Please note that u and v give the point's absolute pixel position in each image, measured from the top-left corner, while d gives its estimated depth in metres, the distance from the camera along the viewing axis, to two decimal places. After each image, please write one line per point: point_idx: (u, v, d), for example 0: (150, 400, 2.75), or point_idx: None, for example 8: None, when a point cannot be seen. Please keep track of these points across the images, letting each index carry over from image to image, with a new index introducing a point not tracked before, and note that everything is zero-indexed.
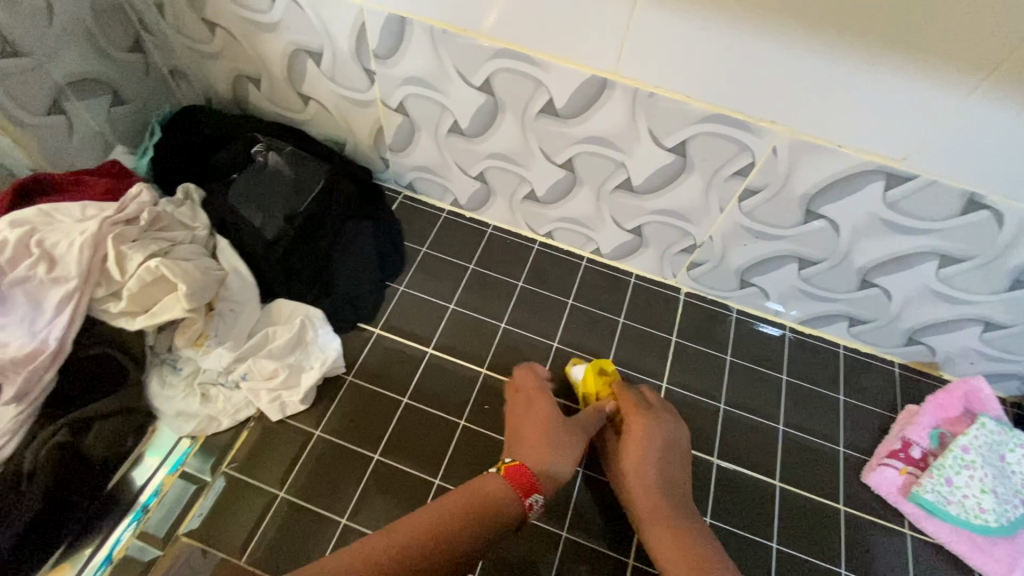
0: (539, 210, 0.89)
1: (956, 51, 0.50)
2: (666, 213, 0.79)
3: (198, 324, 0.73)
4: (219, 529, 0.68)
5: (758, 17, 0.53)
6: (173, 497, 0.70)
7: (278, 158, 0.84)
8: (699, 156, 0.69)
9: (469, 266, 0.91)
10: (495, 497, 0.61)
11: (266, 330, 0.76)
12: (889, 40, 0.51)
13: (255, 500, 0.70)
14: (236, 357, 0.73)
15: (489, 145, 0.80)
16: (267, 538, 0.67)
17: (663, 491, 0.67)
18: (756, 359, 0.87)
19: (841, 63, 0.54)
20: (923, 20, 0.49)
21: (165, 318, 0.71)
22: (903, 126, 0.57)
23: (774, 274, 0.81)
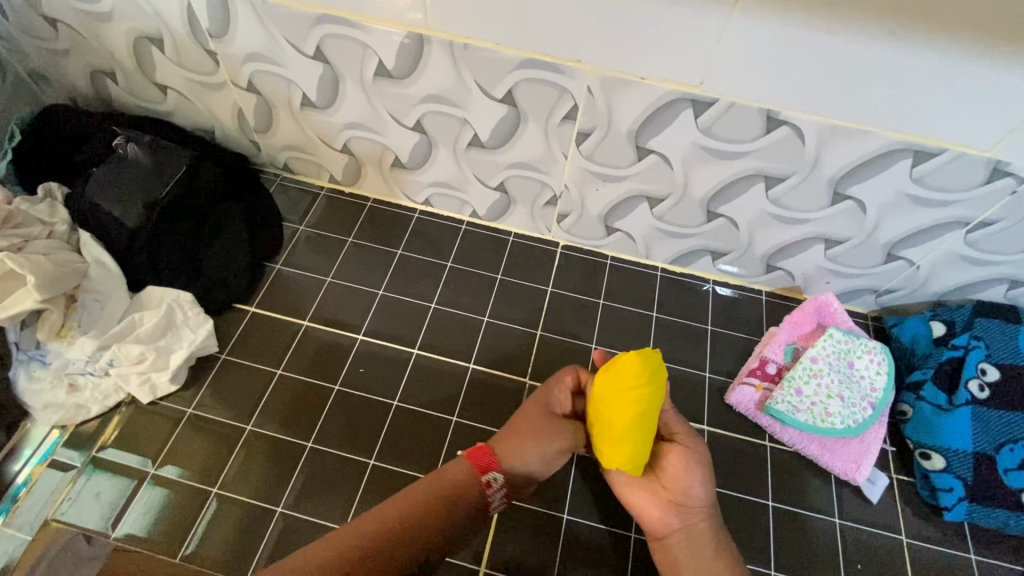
0: (409, 177, 0.91)
1: None
2: (519, 166, 0.81)
3: (55, 315, 0.74)
4: (89, 511, 0.69)
5: None
6: (44, 485, 0.71)
7: (136, 148, 0.84)
8: (528, 104, 0.71)
9: (348, 240, 0.93)
10: (452, 481, 0.60)
11: (133, 316, 0.77)
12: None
13: (124, 480, 0.71)
14: (99, 345, 0.74)
15: (342, 116, 0.82)
16: (137, 513, 0.69)
17: (687, 536, 0.62)
18: (628, 300, 0.90)
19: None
20: None
21: (20, 309, 0.71)
22: (689, 51, 0.60)
23: (632, 216, 0.85)
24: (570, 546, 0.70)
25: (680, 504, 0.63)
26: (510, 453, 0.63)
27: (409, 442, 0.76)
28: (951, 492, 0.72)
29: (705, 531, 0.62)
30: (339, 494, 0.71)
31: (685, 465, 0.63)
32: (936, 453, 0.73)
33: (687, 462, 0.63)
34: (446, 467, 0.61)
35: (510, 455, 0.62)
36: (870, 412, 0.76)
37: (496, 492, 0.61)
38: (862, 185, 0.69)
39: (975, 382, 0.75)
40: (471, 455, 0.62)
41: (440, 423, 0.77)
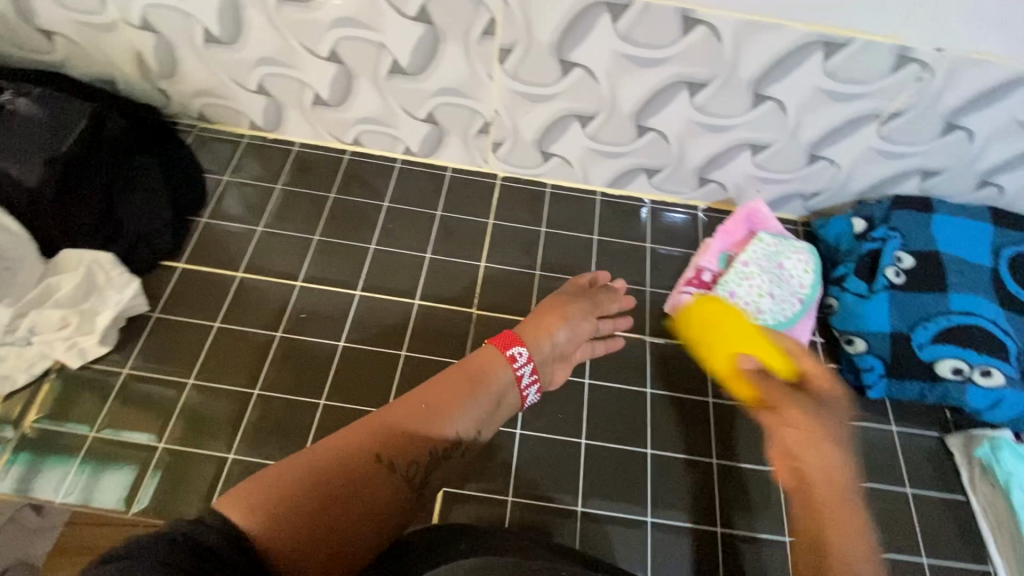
0: (331, 115, 0.95)
1: None
2: (450, 92, 0.88)
3: None
4: (26, 479, 0.72)
5: None
6: None
7: (28, 103, 0.85)
8: (443, 20, 0.79)
9: (278, 187, 0.97)
10: (474, 368, 0.69)
11: (49, 281, 0.79)
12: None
13: (55, 443, 0.75)
14: (17, 312, 0.76)
15: (255, 50, 0.86)
16: (75, 475, 0.73)
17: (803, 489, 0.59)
18: (565, 224, 0.98)
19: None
20: None
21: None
22: None
23: (564, 138, 0.92)
24: None
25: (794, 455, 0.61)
26: (532, 331, 0.76)
27: (353, 377, 0.81)
28: (873, 370, 0.85)
29: (829, 483, 0.58)
30: (289, 422, 0.77)
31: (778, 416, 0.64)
32: (858, 338, 0.87)
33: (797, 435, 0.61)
34: (469, 358, 0.70)
35: (533, 336, 0.76)
36: (798, 306, 0.88)
37: (523, 365, 0.72)
38: (779, 83, 0.80)
39: (892, 270, 0.88)
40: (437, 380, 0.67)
41: (387, 359, 0.82)
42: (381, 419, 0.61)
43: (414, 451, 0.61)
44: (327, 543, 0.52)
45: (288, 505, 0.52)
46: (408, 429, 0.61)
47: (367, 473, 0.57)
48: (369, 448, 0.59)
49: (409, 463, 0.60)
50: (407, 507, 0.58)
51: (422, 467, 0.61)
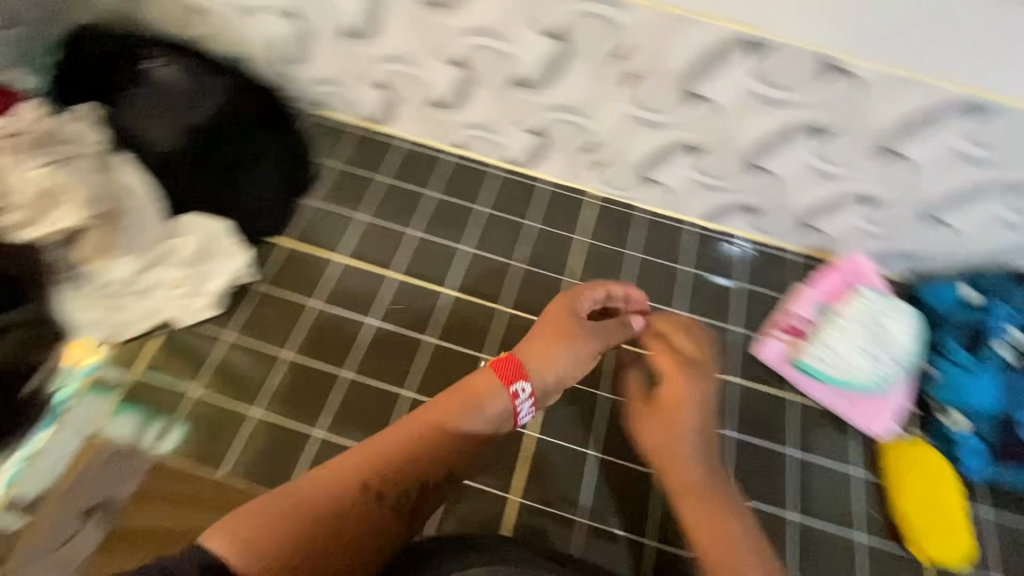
0: (444, 118, 0.90)
1: None
2: (559, 108, 0.80)
3: (99, 232, 0.74)
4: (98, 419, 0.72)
5: None
6: (65, 397, 0.72)
7: (172, 69, 0.83)
8: (583, 41, 0.71)
9: (383, 180, 0.92)
10: None
11: (171, 242, 0.78)
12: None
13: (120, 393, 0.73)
14: (143, 267, 0.76)
15: (382, 46, 0.81)
16: (139, 414, 0.72)
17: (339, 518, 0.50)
18: (666, 255, 0.89)
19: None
20: None
21: (65, 224, 0.71)
22: None
23: (674, 169, 0.83)
24: (602, 478, 0.73)
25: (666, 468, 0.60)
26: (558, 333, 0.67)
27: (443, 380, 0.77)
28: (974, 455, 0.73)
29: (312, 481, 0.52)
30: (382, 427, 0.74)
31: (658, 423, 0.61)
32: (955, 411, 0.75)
33: (558, 310, 0.66)
34: None
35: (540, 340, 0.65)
36: (898, 370, 0.77)
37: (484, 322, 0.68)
38: (916, 146, 0.70)
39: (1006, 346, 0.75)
40: (496, 367, 0.62)
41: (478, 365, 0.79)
42: (380, 442, 0.55)
43: (386, 452, 0.55)
44: (336, 548, 0.49)
45: (298, 537, 0.48)
46: (392, 444, 0.55)
47: (335, 543, 0.49)
48: (344, 485, 0.52)
49: (377, 494, 0.53)
50: (397, 527, 0.54)
51: (405, 501, 0.55)
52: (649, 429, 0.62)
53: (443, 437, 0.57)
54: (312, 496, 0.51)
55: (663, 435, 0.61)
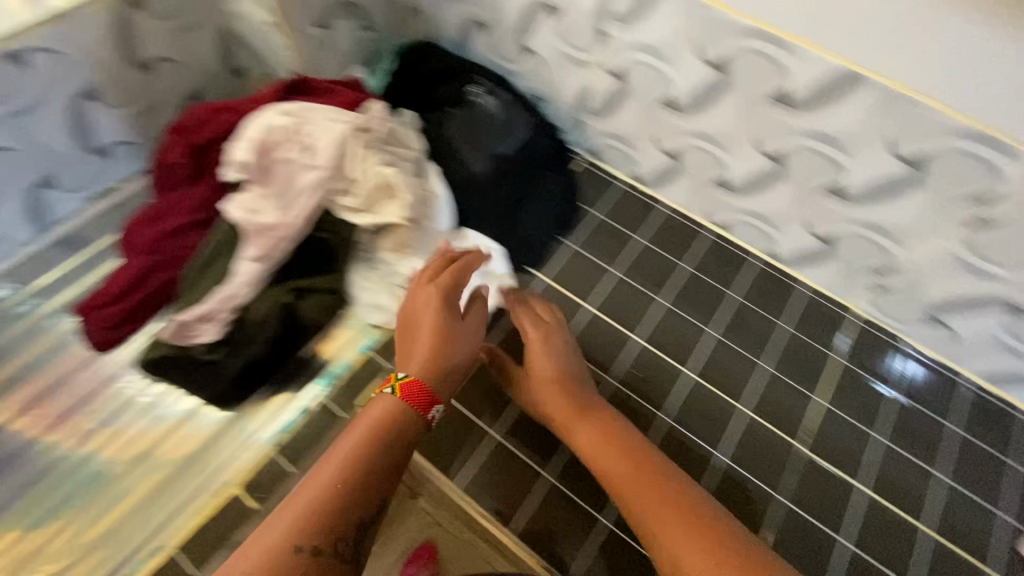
0: (724, 200, 0.89)
1: None
2: (868, 227, 0.77)
3: (404, 231, 0.81)
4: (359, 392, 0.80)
5: None
6: (343, 364, 0.82)
7: (495, 102, 0.94)
8: (938, 175, 0.66)
9: (640, 240, 0.95)
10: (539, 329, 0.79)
11: None
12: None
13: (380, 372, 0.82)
14: None
15: (699, 123, 0.82)
16: None
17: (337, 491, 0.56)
18: (922, 400, 0.84)
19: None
20: None
21: (386, 220, 0.79)
22: None
23: (972, 319, 0.77)
24: None
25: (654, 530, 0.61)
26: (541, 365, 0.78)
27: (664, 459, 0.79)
28: None
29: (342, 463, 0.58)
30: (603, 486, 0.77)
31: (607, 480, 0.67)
32: None
33: (433, 292, 0.71)
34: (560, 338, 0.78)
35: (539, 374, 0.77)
36: None
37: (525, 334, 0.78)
38: None
39: None
40: (405, 392, 0.63)
41: (702, 456, 0.79)
42: (328, 471, 0.57)
43: (354, 476, 0.57)
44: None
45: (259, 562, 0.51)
46: (356, 473, 0.57)
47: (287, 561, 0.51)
48: (306, 508, 0.54)
49: (332, 540, 0.54)
50: (344, 558, 0.54)
51: (360, 527, 0.57)
52: (640, 491, 0.64)
53: (397, 435, 0.60)
54: (294, 507, 0.55)
55: (637, 493, 0.64)
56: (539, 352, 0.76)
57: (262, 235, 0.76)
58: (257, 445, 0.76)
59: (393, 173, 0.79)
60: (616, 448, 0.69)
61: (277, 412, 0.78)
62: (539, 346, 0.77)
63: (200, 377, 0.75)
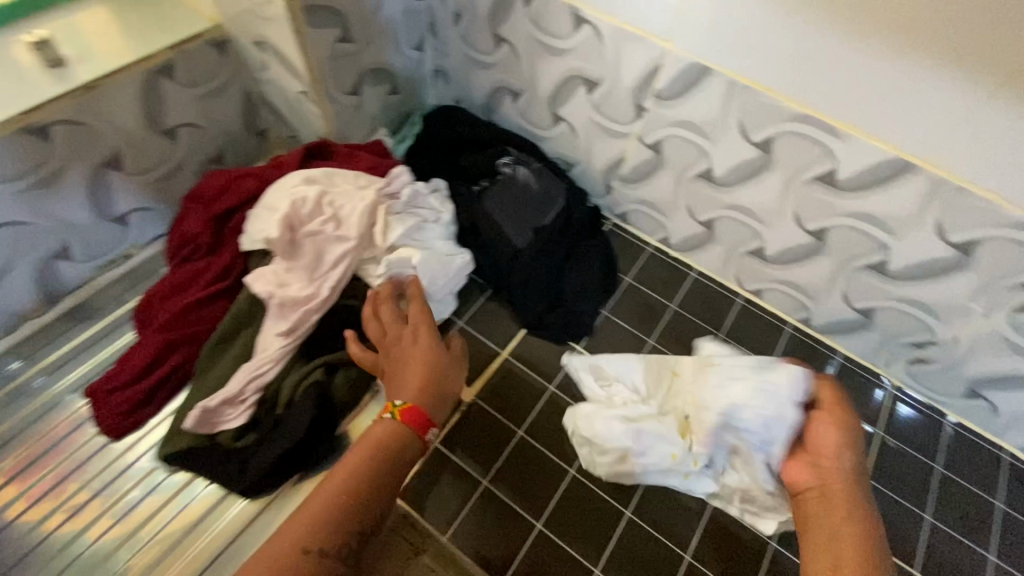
0: (760, 268, 0.88)
1: None
2: (911, 304, 0.76)
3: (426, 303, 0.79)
4: None
5: None
6: None
7: (527, 172, 0.90)
8: (986, 259, 0.66)
9: (671, 306, 0.93)
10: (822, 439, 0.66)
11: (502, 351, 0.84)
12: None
13: None
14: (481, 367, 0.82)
15: (737, 196, 0.81)
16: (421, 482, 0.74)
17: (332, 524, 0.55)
18: (968, 476, 0.81)
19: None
20: None
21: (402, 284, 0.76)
22: None
23: (1017, 394, 0.76)
24: None
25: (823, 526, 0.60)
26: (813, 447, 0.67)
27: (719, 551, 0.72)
28: None
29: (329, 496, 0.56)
30: None
31: (809, 496, 0.63)
32: None
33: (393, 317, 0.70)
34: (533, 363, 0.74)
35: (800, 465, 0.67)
36: None
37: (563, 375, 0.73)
38: None
39: None
40: (404, 415, 0.61)
41: (759, 546, 0.73)
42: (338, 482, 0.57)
43: (347, 489, 0.57)
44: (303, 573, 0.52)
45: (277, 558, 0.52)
46: (349, 483, 0.57)
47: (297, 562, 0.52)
48: (331, 516, 0.55)
49: (341, 544, 0.55)
50: (345, 565, 0.55)
51: (363, 532, 0.57)
52: (828, 518, 0.60)
53: (384, 462, 0.59)
54: (312, 516, 0.55)
55: (835, 507, 0.61)
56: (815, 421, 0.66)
57: (288, 307, 0.74)
58: None
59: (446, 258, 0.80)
60: (839, 459, 0.63)
61: None
62: (838, 419, 0.66)
63: (227, 472, 0.69)
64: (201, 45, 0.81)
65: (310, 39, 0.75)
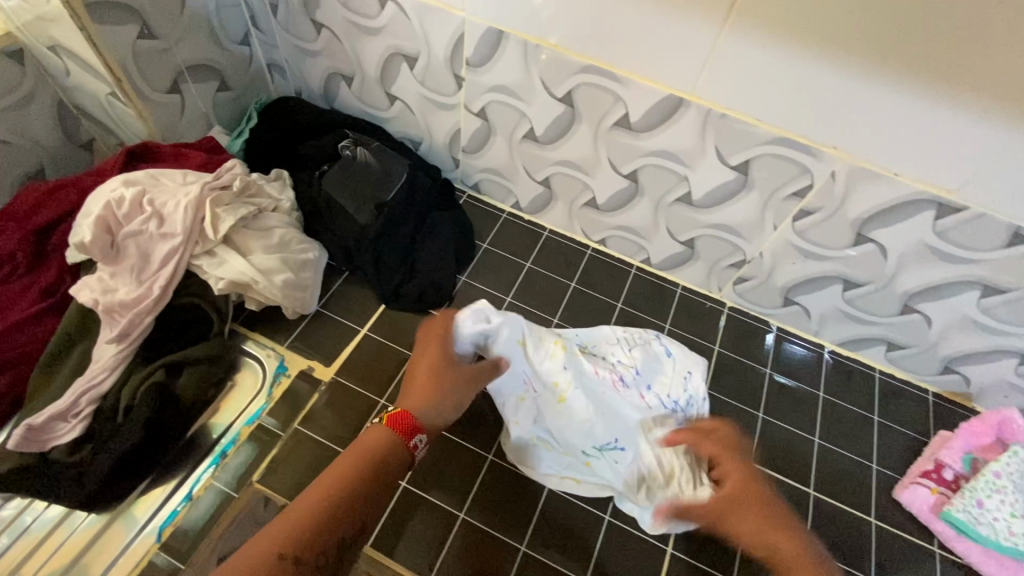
0: (597, 217, 0.95)
1: (982, 86, 0.56)
2: (720, 228, 0.84)
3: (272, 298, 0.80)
4: (243, 469, 0.73)
5: (815, 44, 0.59)
6: (231, 439, 0.75)
7: (366, 152, 0.92)
8: (760, 177, 0.74)
9: (526, 264, 0.98)
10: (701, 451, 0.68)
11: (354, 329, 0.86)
12: (927, 72, 0.57)
13: (259, 440, 0.75)
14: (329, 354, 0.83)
15: (561, 152, 0.87)
16: (279, 463, 0.73)
17: (317, 525, 0.51)
18: (794, 375, 0.91)
19: (892, 91, 0.60)
20: (966, 57, 0.54)
21: (243, 274, 0.77)
22: (943, 153, 0.62)
23: (819, 295, 0.86)
24: None
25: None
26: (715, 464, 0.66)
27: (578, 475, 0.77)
28: None
29: (333, 486, 0.54)
30: (521, 516, 0.73)
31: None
32: None
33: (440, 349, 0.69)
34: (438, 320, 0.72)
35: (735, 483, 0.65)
36: None
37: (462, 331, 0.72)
38: None
39: None
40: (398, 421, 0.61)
41: None
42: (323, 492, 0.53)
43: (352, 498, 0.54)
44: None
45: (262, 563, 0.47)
46: (340, 495, 0.53)
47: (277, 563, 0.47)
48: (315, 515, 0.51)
49: (319, 553, 0.49)
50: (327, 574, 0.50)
51: (343, 542, 0.52)
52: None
53: (380, 464, 0.57)
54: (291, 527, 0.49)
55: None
56: (723, 501, 0.62)
57: (116, 312, 0.72)
58: (139, 548, 0.67)
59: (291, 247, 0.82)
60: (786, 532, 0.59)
61: (158, 505, 0.70)
62: (735, 484, 0.63)
63: (59, 487, 0.66)
64: None
65: (102, 36, 0.73)
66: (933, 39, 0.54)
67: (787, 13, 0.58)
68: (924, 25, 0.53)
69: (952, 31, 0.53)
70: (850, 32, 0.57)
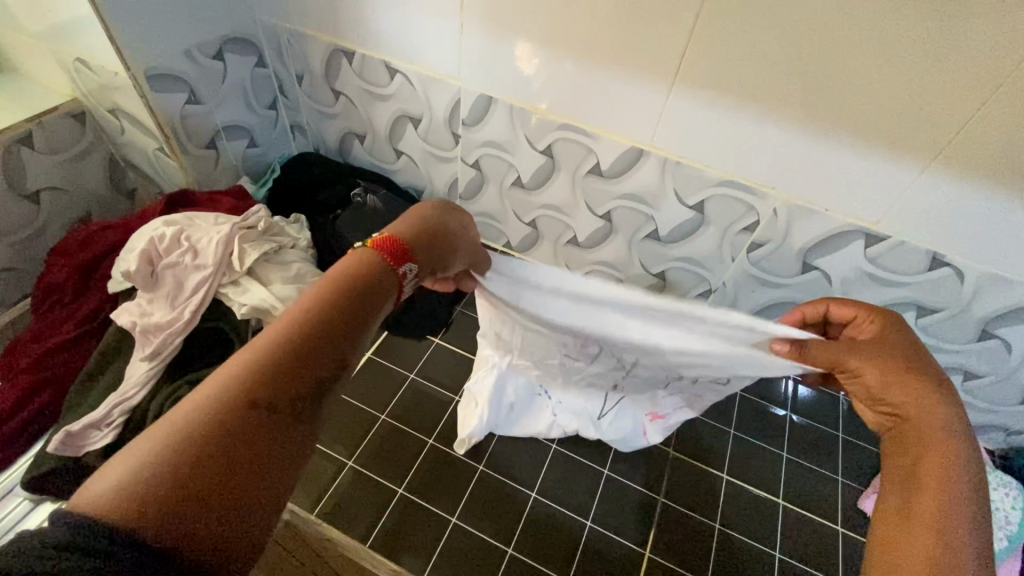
0: (578, 253, 1.06)
1: (880, 137, 0.68)
2: (686, 260, 0.95)
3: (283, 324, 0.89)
4: None
5: (744, 105, 0.73)
6: None
7: (375, 199, 1.05)
8: (714, 214, 0.86)
9: None
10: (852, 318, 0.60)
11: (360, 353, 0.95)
12: (835, 125, 0.69)
13: None
14: None
15: (545, 197, 0.99)
16: None
17: (258, 398, 0.40)
18: (766, 394, 0.98)
19: (810, 141, 0.72)
20: (864, 114, 0.67)
21: (260, 301, 0.86)
22: (863, 192, 0.74)
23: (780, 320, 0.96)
24: None
25: (914, 483, 0.47)
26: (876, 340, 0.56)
27: (560, 482, 0.83)
28: None
29: (306, 330, 0.44)
30: (508, 519, 0.79)
31: (894, 435, 0.52)
32: None
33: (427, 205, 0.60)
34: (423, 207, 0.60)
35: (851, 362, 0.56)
36: (1005, 544, 0.78)
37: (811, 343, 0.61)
38: (1010, 328, 0.78)
39: None
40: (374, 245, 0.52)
41: (593, 473, 0.84)
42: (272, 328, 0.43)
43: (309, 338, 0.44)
44: (219, 492, 0.36)
45: (208, 443, 0.36)
46: (296, 335, 0.44)
47: (231, 422, 0.38)
48: (285, 353, 0.42)
49: (264, 410, 0.40)
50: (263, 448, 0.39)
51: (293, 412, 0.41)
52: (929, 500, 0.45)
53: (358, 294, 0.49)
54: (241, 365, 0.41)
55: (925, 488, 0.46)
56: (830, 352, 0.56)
57: (150, 333, 0.82)
58: None
59: (307, 279, 0.93)
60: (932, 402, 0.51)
61: None
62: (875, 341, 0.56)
63: None
64: (60, 117, 0.92)
65: (156, 102, 0.88)
66: (836, 100, 0.67)
67: (718, 81, 0.72)
68: (826, 89, 0.67)
69: (849, 94, 0.66)
70: (770, 95, 0.70)
